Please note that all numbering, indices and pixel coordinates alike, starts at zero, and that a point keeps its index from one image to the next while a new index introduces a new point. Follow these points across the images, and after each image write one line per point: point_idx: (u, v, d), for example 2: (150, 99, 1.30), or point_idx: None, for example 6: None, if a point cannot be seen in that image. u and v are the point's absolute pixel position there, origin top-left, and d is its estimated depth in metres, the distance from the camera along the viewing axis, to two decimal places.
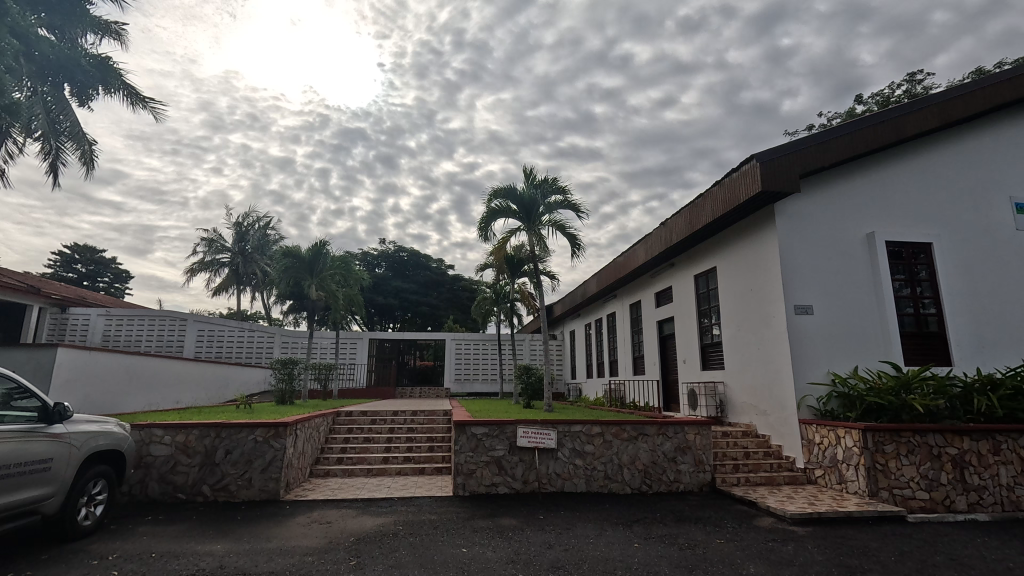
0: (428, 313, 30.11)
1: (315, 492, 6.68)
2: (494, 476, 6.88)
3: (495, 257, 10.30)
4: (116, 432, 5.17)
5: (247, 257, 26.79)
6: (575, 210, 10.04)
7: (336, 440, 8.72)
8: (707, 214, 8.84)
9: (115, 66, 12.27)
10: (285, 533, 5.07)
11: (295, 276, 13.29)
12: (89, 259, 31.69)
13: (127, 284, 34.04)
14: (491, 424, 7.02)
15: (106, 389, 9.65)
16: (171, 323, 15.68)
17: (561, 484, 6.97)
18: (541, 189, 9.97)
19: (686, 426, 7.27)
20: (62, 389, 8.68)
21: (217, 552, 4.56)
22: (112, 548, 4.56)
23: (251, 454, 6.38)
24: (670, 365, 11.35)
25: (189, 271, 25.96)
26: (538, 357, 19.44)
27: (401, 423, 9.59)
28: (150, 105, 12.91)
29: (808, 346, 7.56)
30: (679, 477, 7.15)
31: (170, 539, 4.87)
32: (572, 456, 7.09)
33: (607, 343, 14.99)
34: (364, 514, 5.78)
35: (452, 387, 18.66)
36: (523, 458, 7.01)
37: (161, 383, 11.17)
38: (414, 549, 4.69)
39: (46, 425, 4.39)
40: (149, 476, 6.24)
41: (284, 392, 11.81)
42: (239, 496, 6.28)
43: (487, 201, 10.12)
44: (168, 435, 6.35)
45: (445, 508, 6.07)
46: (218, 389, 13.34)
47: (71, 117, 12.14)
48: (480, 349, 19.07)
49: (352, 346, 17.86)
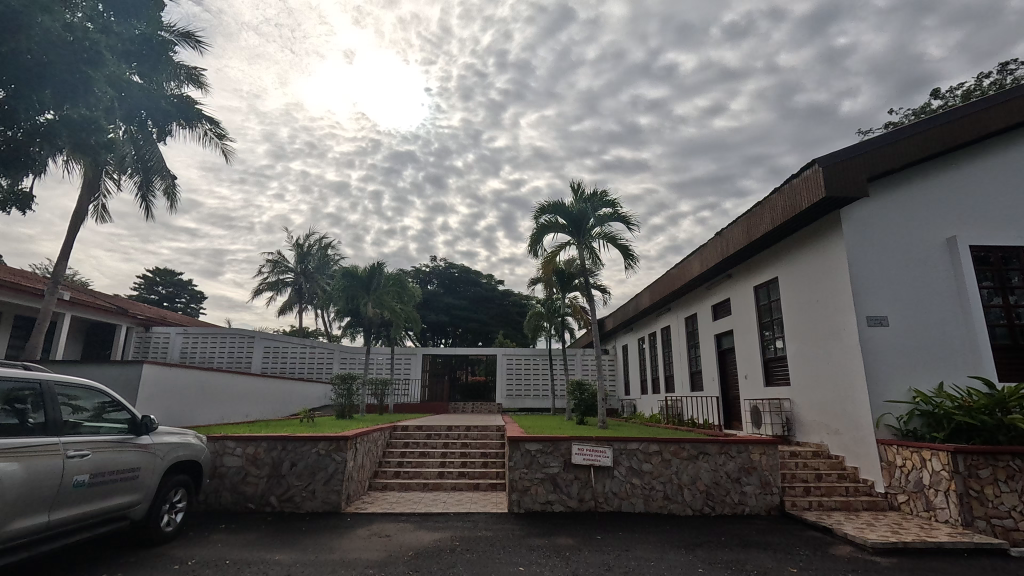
0: (478, 329, 30.49)
1: (375, 505, 6.84)
2: (551, 494, 6.79)
3: (545, 272, 10.31)
4: (194, 443, 5.50)
5: (307, 276, 28.18)
6: (626, 223, 9.94)
7: (393, 454, 8.90)
8: (766, 223, 8.47)
9: (195, 105, 13.38)
10: (347, 546, 5.18)
11: (353, 295, 13.85)
12: (168, 282, 34.41)
13: (201, 306, 36.51)
14: (546, 441, 6.94)
15: (186, 401, 10.34)
16: (240, 341, 16.64)
17: (618, 504, 6.78)
18: (590, 203, 9.93)
19: (751, 445, 6.93)
20: (147, 401, 9.36)
21: (286, 562, 4.71)
22: (191, 553, 4.84)
23: (314, 467, 6.63)
24: (730, 381, 10.90)
25: (256, 291, 27.51)
26: (590, 372, 19.23)
27: (456, 438, 9.72)
28: (223, 143, 13.97)
29: (884, 360, 7.06)
30: (744, 500, 6.80)
31: (242, 548, 5.10)
32: (629, 475, 6.90)
33: (662, 357, 14.55)
34: (422, 528, 5.85)
35: (504, 403, 18.68)
36: (579, 476, 6.88)
37: (233, 396, 11.88)
38: (471, 566, 4.69)
39: (135, 435, 4.76)
40: (223, 486, 6.60)
41: (343, 407, 12.18)
42: (303, 508, 6.51)
43: (537, 217, 10.18)
44: (239, 446, 6.72)
45: (500, 526, 6.02)
46: (283, 403, 13.98)
47: (159, 155, 13.34)
48: (531, 364, 19.05)
49: (407, 361, 18.26)
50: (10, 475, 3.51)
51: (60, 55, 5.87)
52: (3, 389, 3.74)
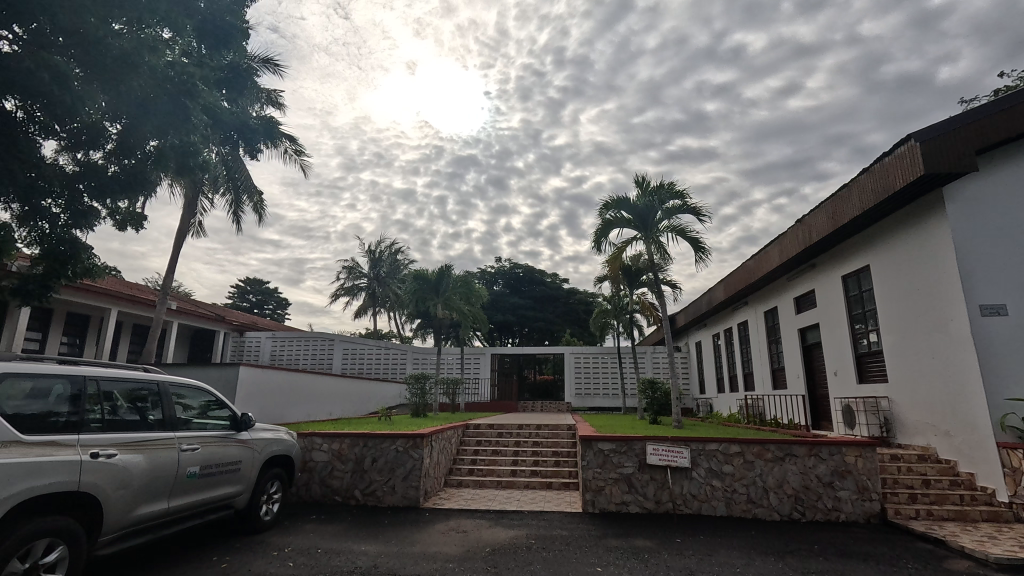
0: (545, 328, 30.52)
1: (451, 501, 7.03)
2: (626, 494, 6.65)
3: (612, 269, 10.12)
4: (286, 438, 5.91)
5: (380, 280, 29.49)
6: (696, 214, 9.55)
7: (467, 452, 9.11)
8: (854, 207, 7.82)
9: (277, 124, 14.38)
10: (427, 540, 5.36)
11: (423, 298, 14.30)
12: (257, 291, 37.31)
13: (286, 312, 39.26)
14: (619, 441, 6.81)
15: (277, 400, 11.15)
16: (321, 344, 17.71)
17: (698, 507, 6.53)
18: (657, 196, 9.63)
19: (845, 447, 6.43)
20: (244, 400, 10.19)
21: (372, 553, 4.95)
22: (287, 541, 5.21)
23: (393, 463, 6.91)
24: (818, 379, 10.16)
25: (335, 296, 29.16)
26: (661, 370, 18.66)
27: (527, 437, 9.79)
28: (301, 159, 14.92)
29: (1002, 353, 6.30)
30: (839, 506, 6.31)
31: (332, 538, 5.42)
32: (708, 477, 6.61)
33: (739, 354, 13.83)
34: (498, 525, 5.93)
35: (573, 402, 18.55)
36: (655, 477, 6.69)
37: (318, 395, 12.65)
38: (548, 564, 4.70)
39: (235, 431, 5.18)
40: (312, 479, 7.04)
41: (417, 406, 12.62)
42: (385, 502, 6.81)
43: (601, 212, 10.02)
44: (326, 443, 7.14)
45: (575, 525, 5.98)
46: (362, 402, 14.71)
47: (247, 173, 14.47)
48: (600, 362, 18.79)
49: (476, 361, 18.61)
50: (136, 465, 3.94)
51: (165, 96, 6.57)
52: (126, 389, 4.19)
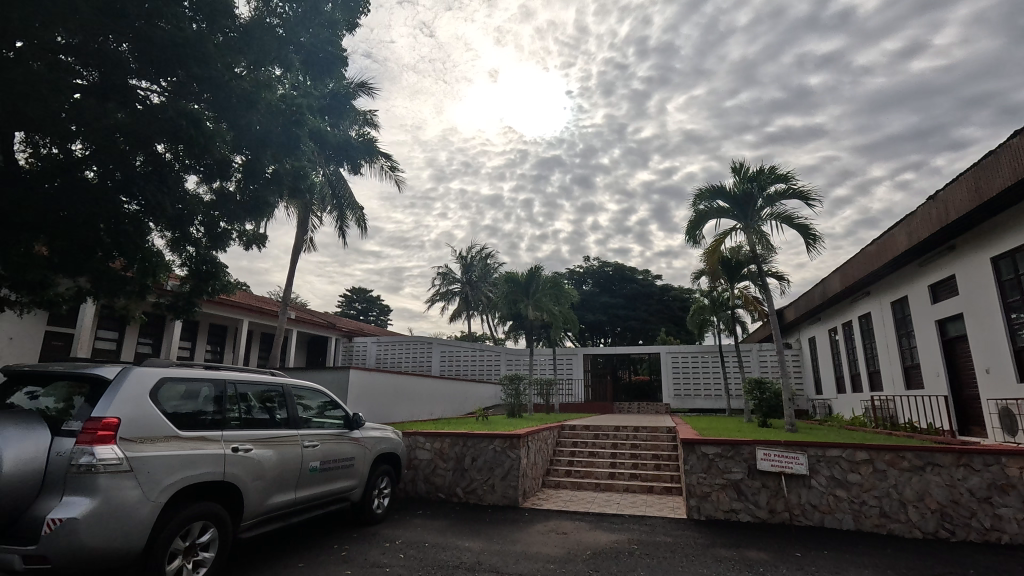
0: (638, 327, 29.65)
1: (549, 502, 7.05)
2: (735, 502, 6.24)
3: (709, 262, 9.59)
4: (392, 437, 6.29)
5: (472, 285, 30.44)
6: (804, 198, 8.75)
7: (563, 453, 9.10)
8: (1004, 176, 6.71)
9: (374, 143, 15.42)
10: (527, 539, 5.43)
11: (514, 300, 14.52)
12: (362, 299, 40.19)
13: (388, 318, 41.88)
14: (725, 444, 6.41)
15: (383, 401, 11.92)
16: (421, 347, 18.62)
17: (819, 518, 5.96)
18: (756, 182, 8.97)
19: (1004, 457, 5.53)
20: (355, 401, 11.01)
21: (475, 550, 5.11)
22: (398, 534, 5.53)
23: (492, 462, 7.09)
24: (964, 378, 8.84)
25: (431, 302, 30.58)
26: (769, 369, 17.32)
27: (624, 439, 9.56)
28: (396, 174, 15.87)
29: None
30: (999, 525, 5.43)
31: (438, 533, 5.67)
32: (831, 486, 6.01)
33: (862, 350, 12.44)
34: (598, 528, 5.85)
35: (672, 403, 17.80)
36: (767, 485, 6.21)
37: (419, 396, 13.33)
38: (652, 571, 4.54)
39: (349, 430, 5.61)
40: (418, 476, 7.42)
41: (513, 407, 12.82)
42: (486, 501, 6.99)
43: (693, 204, 9.54)
44: (429, 442, 7.50)
45: (680, 532, 5.72)
46: (460, 403, 15.25)
47: (349, 190, 15.67)
48: (699, 361, 17.85)
49: (569, 362, 18.54)
50: (268, 459, 4.41)
51: (279, 127, 7.29)
52: (257, 391, 4.71)
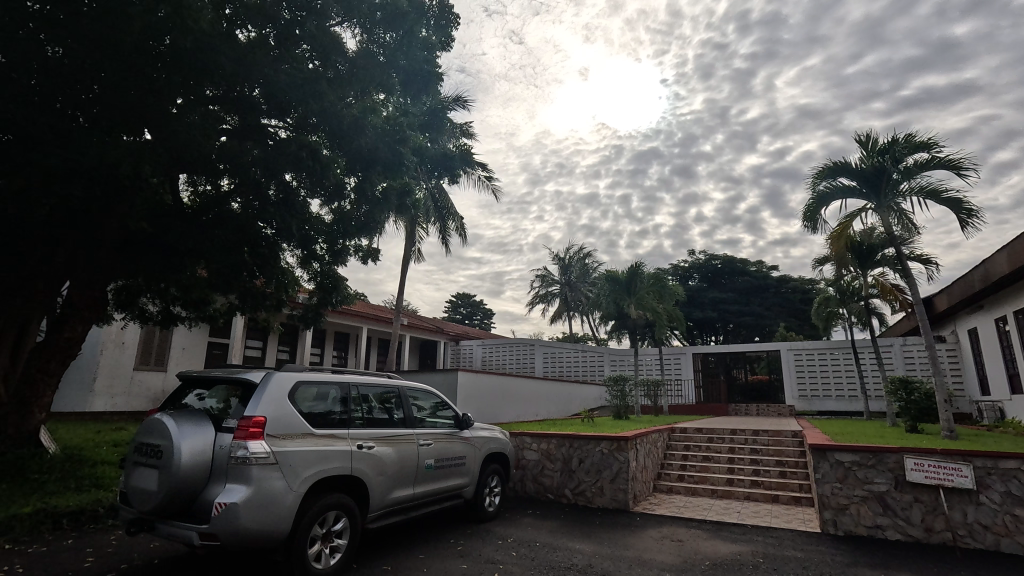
0: (752, 323, 27.54)
1: (662, 507, 6.79)
2: (880, 517, 5.53)
3: (834, 247, 8.63)
4: (500, 437, 6.46)
5: (571, 286, 30.33)
6: (953, 167, 7.55)
7: (675, 456, 8.71)
8: None
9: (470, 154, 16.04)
10: (640, 545, 5.27)
11: (616, 299, 14.20)
12: (467, 304, 41.84)
13: (491, 321, 43.18)
14: (864, 452, 5.71)
15: (490, 402, 12.28)
16: (523, 349, 18.90)
17: (993, 541, 5.08)
18: (890, 153, 7.91)
19: None
20: (464, 402, 11.48)
21: (587, 552, 5.07)
22: (510, 532, 5.67)
23: (600, 465, 6.99)
24: None
25: (531, 304, 30.98)
26: (917, 366, 15.13)
27: (743, 442, 8.91)
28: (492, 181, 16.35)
29: None
30: None
31: (549, 533, 5.71)
32: (1007, 504, 5.09)
33: None
34: (717, 538, 5.51)
35: (797, 405, 16.24)
36: (921, 499, 5.42)
37: (524, 397, 13.54)
38: None
39: (459, 429, 5.87)
40: (527, 476, 7.54)
41: (619, 408, 12.53)
42: (595, 503, 6.90)
43: (812, 184, 8.64)
44: (536, 442, 7.59)
45: (813, 547, 5.20)
46: (565, 404, 15.24)
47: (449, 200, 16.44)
48: (828, 359, 16.11)
49: (677, 361, 17.72)
50: (388, 456, 4.75)
51: (385, 145, 7.75)
52: (377, 393, 5.09)
